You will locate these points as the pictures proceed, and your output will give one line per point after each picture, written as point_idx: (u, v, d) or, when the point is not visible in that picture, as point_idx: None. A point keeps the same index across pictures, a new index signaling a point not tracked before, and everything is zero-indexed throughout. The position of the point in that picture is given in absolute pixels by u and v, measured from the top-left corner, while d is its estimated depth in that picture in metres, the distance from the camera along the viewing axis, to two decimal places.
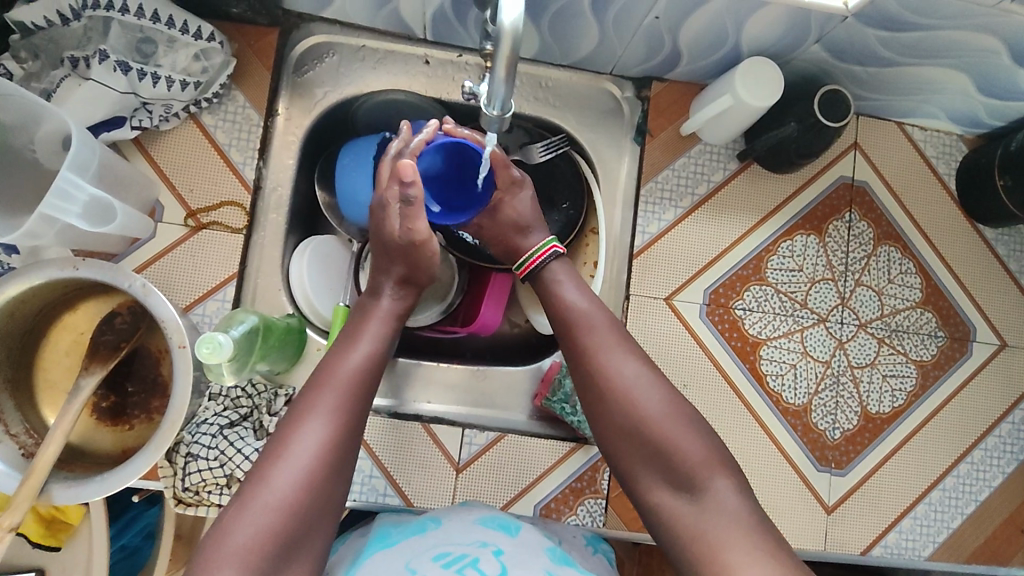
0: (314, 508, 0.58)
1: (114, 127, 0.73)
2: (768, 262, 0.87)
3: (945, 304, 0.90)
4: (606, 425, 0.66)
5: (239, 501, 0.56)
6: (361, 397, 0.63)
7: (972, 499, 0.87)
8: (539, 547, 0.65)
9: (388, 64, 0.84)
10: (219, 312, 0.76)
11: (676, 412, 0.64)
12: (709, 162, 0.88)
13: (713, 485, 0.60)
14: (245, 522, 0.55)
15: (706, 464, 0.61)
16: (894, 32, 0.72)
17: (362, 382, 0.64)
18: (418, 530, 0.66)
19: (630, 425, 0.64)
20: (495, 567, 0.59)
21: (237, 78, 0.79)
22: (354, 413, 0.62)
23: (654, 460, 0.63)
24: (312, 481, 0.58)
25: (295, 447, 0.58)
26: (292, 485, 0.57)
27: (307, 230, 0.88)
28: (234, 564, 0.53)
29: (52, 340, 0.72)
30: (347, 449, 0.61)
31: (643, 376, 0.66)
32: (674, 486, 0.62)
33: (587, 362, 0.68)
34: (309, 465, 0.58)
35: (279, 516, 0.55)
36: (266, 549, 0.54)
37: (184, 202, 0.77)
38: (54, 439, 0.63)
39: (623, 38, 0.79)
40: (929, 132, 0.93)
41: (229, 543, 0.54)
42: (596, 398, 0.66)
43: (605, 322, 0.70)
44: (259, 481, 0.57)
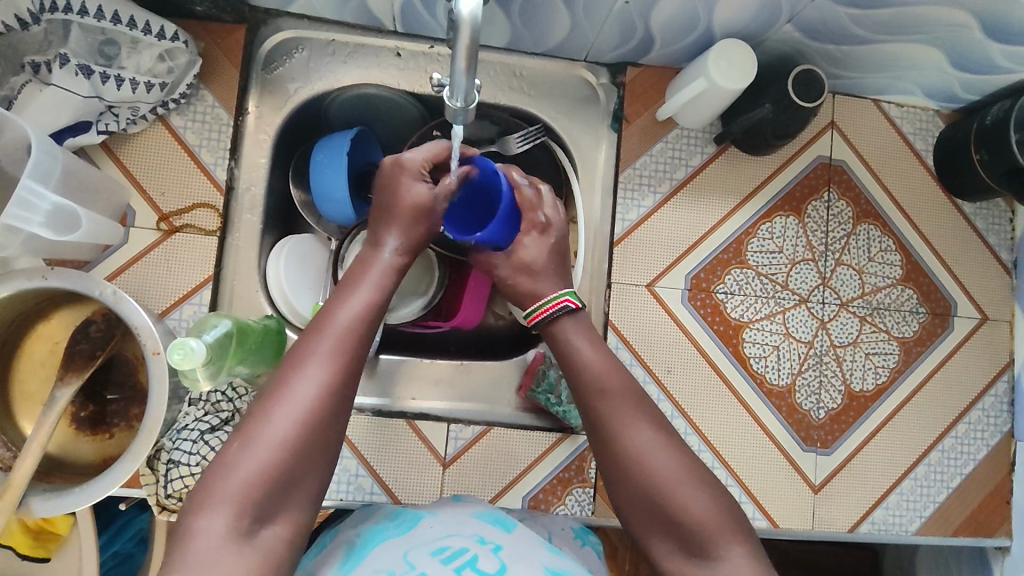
0: (313, 450, 0.56)
1: (80, 132, 0.72)
2: (748, 245, 0.87)
3: (925, 280, 0.90)
4: (621, 488, 0.63)
5: (237, 441, 0.55)
6: (362, 343, 0.61)
7: (958, 473, 0.88)
8: (535, 542, 0.65)
9: (359, 58, 0.83)
10: (195, 315, 0.75)
11: (694, 479, 0.61)
12: (687, 146, 0.88)
13: (728, 552, 0.58)
14: (242, 463, 0.54)
15: (723, 530, 0.59)
16: (864, 10, 0.71)
17: (362, 327, 0.62)
18: (415, 523, 0.66)
19: (647, 496, 0.61)
20: (494, 564, 0.58)
21: (204, 77, 0.78)
22: (354, 355, 0.60)
23: (671, 529, 0.60)
24: (310, 422, 0.56)
25: (293, 390, 0.57)
26: (290, 425, 0.55)
27: (284, 229, 0.87)
28: (231, 504, 0.52)
29: (26, 351, 0.71)
30: (347, 393, 0.59)
31: (661, 444, 0.62)
32: (689, 553, 0.59)
33: (602, 427, 0.64)
34: (307, 408, 0.56)
35: (276, 456, 0.54)
36: (262, 489, 0.53)
37: (155, 206, 0.76)
38: (30, 451, 0.63)
39: (595, 24, 0.78)
40: (905, 109, 0.93)
41: (226, 481, 0.53)
42: (614, 463, 0.63)
43: (618, 379, 0.66)
44: (256, 422, 0.56)
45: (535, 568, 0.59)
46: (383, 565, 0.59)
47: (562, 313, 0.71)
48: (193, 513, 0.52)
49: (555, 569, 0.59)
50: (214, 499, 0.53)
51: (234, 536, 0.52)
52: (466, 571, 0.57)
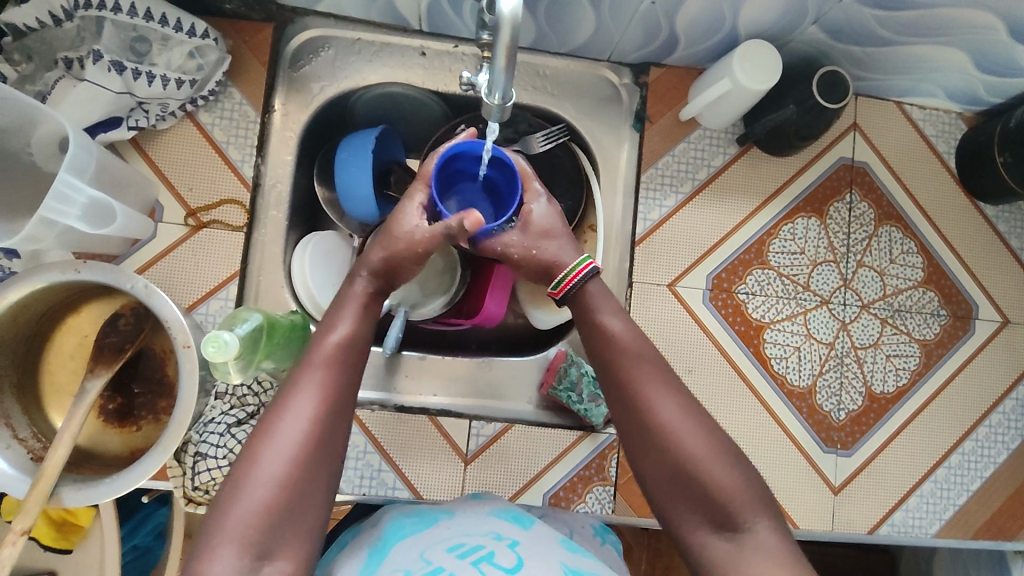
0: (310, 484, 0.57)
1: (111, 128, 0.72)
2: (770, 246, 0.87)
3: (947, 283, 0.90)
4: (646, 462, 0.63)
5: (232, 481, 0.56)
6: (347, 375, 0.62)
7: (978, 476, 0.88)
8: (552, 539, 0.65)
9: (384, 56, 0.84)
10: (222, 310, 0.76)
11: (720, 453, 0.61)
12: (709, 147, 0.88)
13: (754, 526, 0.58)
14: (240, 502, 0.54)
15: (750, 505, 0.59)
16: (891, 11, 0.71)
17: (349, 357, 0.63)
18: (432, 522, 0.66)
19: (674, 469, 0.61)
20: (511, 559, 0.59)
21: (232, 75, 0.79)
22: (339, 388, 0.61)
23: (699, 502, 0.60)
24: (302, 460, 0.57)
25: (283, 427, 0.57)
26: (283, 463, 0.56)
27: (308, 226, 0.87)
28: (233, 542, 0.53)
29: (57, 343, 0.72)
30: (338, 425, 0.60)
31: (687, 418, 0.62)
32: (717, 527, 0.59)
33: (634, 398, 0.64)
34: (298, 445, 0.57)
35: (274, 494, 0.55)
36: (262, 527, 0.54)
37: (183, 201, 0.76)
38: (62, 442, 0.64)
39: (620, 24, 0.78)
40: (928, 111, 0.93)
41: (226, 521, 0.54)
42: (639, 438, 0.63)
43: (648, 355, 0.66)
44: (249, 462, 0.56)
45: (552, 565, 0.59)
46: (401, 564, 0.60)
47: (591, 275, 0.70)
48: (196, 555, 0.52)
49: (572, 567, 0.60)
50: (215, 539, 0.53)
51: (237, 573, 0.52)
52: (482, 566, 0.57)
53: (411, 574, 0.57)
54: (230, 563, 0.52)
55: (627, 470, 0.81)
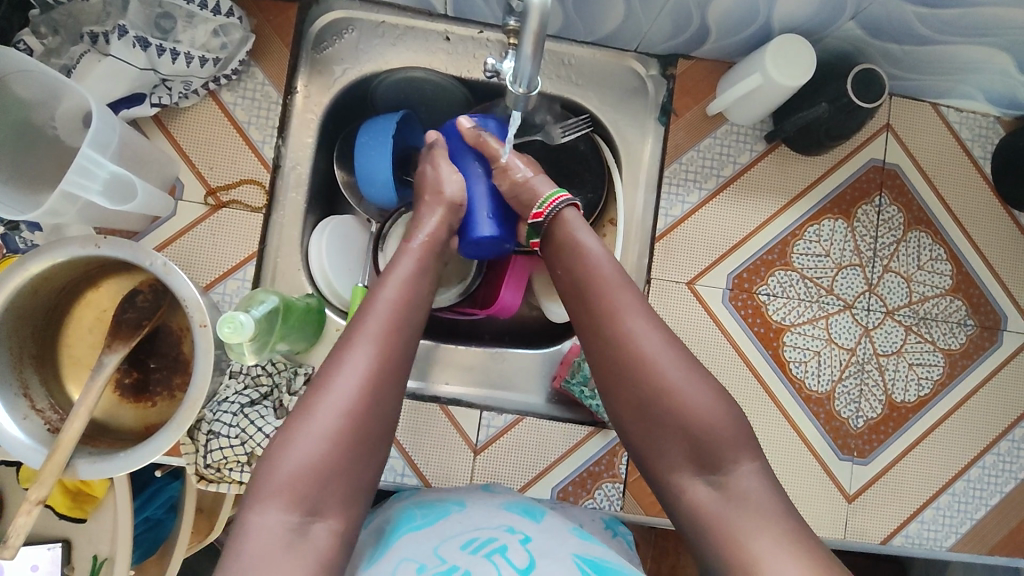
0: (361, 440, 0.59)
1: (134, 104, 0.72)
2: (794, 247, 0.85)
3: (976, 292, 0.88)
4: (624, 398, 0.64)
5: (286, 432, 0.58)
6: (403, 329, 0.64)
7: (997, 491, 0.86)
8: (564, 528, 0.66)
9: (407, 40, 0.83)
10: (239, 291, 0.76)
11: (699, 386, 0.63)
12: (735, 143, 0.86)
13: (736, 469, 0.60)
14: (290, 455, 0.57)
15: (734, 446, 0.61)
16: (934, 9, 0.69)
17: (402, 313, 0.64)
18: (444, 514, 0.66)
19: (653, 403, 0.62)
20: (523, 555, 0.59)
21: (256, 54, 0.78)
22: (396, 346, 0.63)
23: (678, 438, 0.62)
24: (354, 417, 0.59)
25: (339, 379, 0.60)
26: (336, 417, 0.58)
27: (326, 209, 0.87)
28: (286, 494, 0.56)
29: (76, 316, 0.73)
30: (390, 381, 0.61)
31: (668, 350, 0.63)
32: (699, 469, 0.61)
33: (608, 330, 0.65)
34: (349, 402, 0.59)
35: (324, 449, 0.57)
36: (310, 484, 0.57)
37: (203, 179, 0.76)
38: (79, 414, 0.64)
39: (650, 14, 0.76)
40: (964, 114, 0.90)
41: (279, 472, 0.56)
42: (616, 369, 0.64)
43: (625, 290, 0.66)
44: (304, 415, 0.59)
45: (566, 559, 0.59)
46: (413, 556, 0.59)
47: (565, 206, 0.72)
48: (249, 505, 0.56)
49: (585, 559, 0.60)
50: (265, 491, 0.56)
51: (288, 528, 0.55)
52: (495, 559, 0.58)
53: (424, 570, 0.57)
54: (281, 518, 0.55)
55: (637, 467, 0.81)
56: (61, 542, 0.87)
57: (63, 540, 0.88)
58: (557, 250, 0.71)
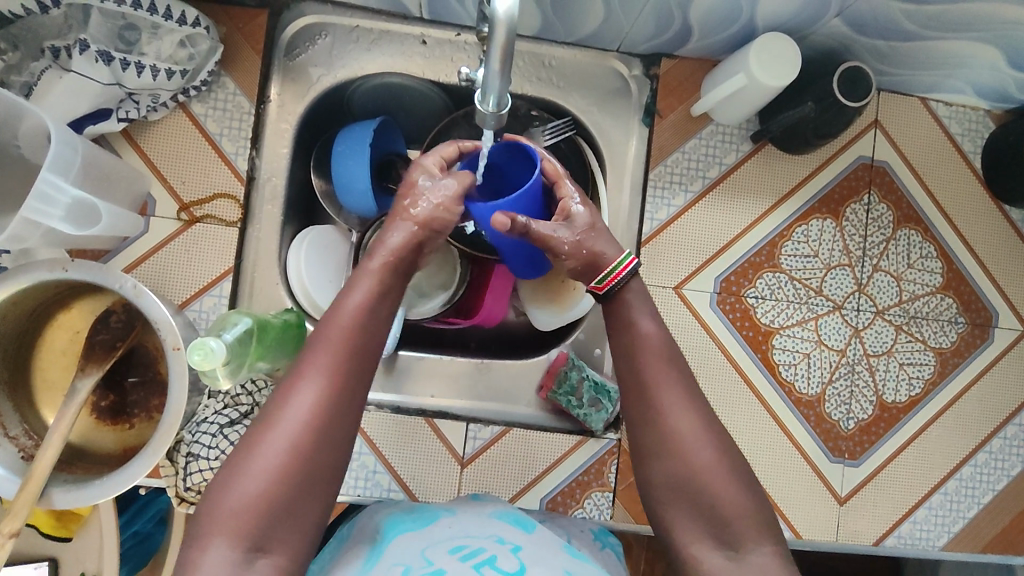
0: (306, 475, 0.56)
1: (100, 120, 0.70)
2: (782, 248, 0.84)
3: (966, 289, 0.87)
4: (651, 466, 0.62)
5: (229, 468, 0.56)
6: (358, 358, 0.60)
7: (990, 489, 0.85)
8: (554, 544, 0.63)
9: (383, 45, 0.80)
10: (216, 308, 0.75)
11: (731, 467, 0.61)
12: (721, 143, 0.84)
13: (756, 548, 0.58)
14: (236, 488, 0.54)
15: (756, 527, 0.59)
16: (919, 5, 0.67)
17: (361, 340, 0.61)
18: (433, 519, 0.65)
19: (681, 478, 0.60)
20: (513, 563, 0.57)
21: (226, 63, 0.76)
22: (349, 376, 0.59)
23: (699, 515, 0.60)
24: (300, 450, 0.56)
25: (286, 412, 0.57)
26: (280, 452, 0.55)
27: (305, 220, 0.85)
28: (227, 530, 0.53)
29: (48, 339, 0.71)
30: (344, 412, 0.58)
31: (702, 428, 0.61)
32: (720, 545, 0.58)
33: (648, 400, 0.63)
34: (297, 435, 0.56)
35: (268, 486, 0.55)
36: (256, 519, 0.54)
37: (175, 195, 0.75)
38: (51, 443, 0.63)
39: (630, 14, 0.74)
40: (954, 108, 0.88)
41: (223, 506, 0.54)
42: (651, 439, 0.62)
43: (670, 358, 0.64)
44: (250, 448, 0.56)
45: (555, 573, 0.57)
46: (401, 560, 0.58)
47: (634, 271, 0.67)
48: (194, 543, 0.53)
49: (575, 574, 0.58)
50: (210, 526, 0.54)
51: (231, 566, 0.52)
52: (486, 569, 0.56)
53: (410, 572, 0.56)
54: (223, 555, 0.52)
55: (627, 475, 0.80)
56: (47, 561, 0.86)
57: (50, 559, 0.87)
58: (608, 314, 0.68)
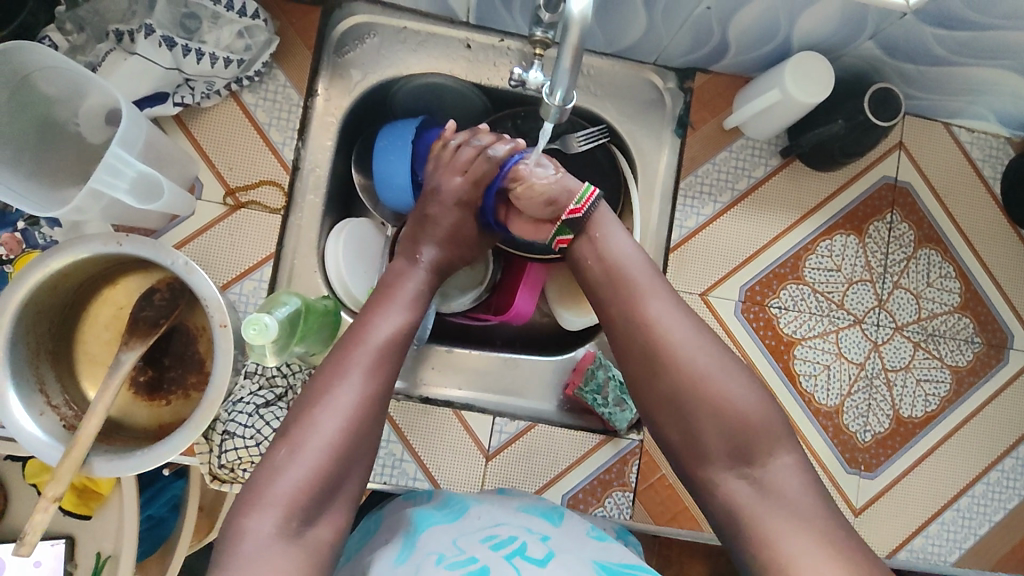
0: (353, 457, 0.59)
1: (158, 103, 0.72)
2: (806, 261, 0.86)
3: (984, 311, 0.89)
4: (664, 404, 0.64)
5: (285, 447, 0.57)
6: (398, 358, 0.64)
7: (1001, 507, 0.86)
8: (583, 534, 0.65)
9: (429, 46, 0.83)
10: (255, 291, 0.77)
11: (728, 371, 0.63)
12: (750, 157, 0.87)
13: (769, 459, 0.60)
14: (290, 465, 0.56)
15: (763, 430, 0.61)
16: (951, 31, 0.70)
17: (398, 342, 0.64)
18: (463, 511, 0.65)
19: (697, 409, 0.62)
20: (541, 551, 0.59)
21: (278, 56, 0.79)
22: (389, 371, 0.63)
23: (711, 426, 0.61)
24: (351, 433, 0.59)
25: (336, 397, 0.59)
26: (333, 433, 0.58)
27: (342, 211, 0.87)
28: (283, 503, 0.55)
29: (91, 313, 0.73)
30: (384, 404, 0.62)
31: (709, 355, 0.63)
32: (732, 461, 0.61)
33: (637, 318, 0.65)
34: (345, 419, 0.59)
35: (322, 464, 0.57)
36: (307, 496, 0.56)
37: (223, 179, 0.77)
38: (95, 412, 0.64)
39: (671, 27, 0.77)
40: (976, 134, 0.91)
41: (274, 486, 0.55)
42: (645, 356, 0.64)
43: (650, 275, 0.67)
44: (302, 428, 0.58)
45: (586, 563, 0.58)
46: (434, 547, 0.59)
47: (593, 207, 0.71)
48: (242, 514, 0.55)
49: (604, 563, 0.59)
50: (264, 500, 0.55)
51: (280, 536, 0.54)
52: (515, 560, 0.57)
53: (443, 560, 0.57)
54: (275, 526, 0.54)
55: (647, 476, 0.81)
56: (64, 539, 0.87)
57: (66, 536, 0.87)
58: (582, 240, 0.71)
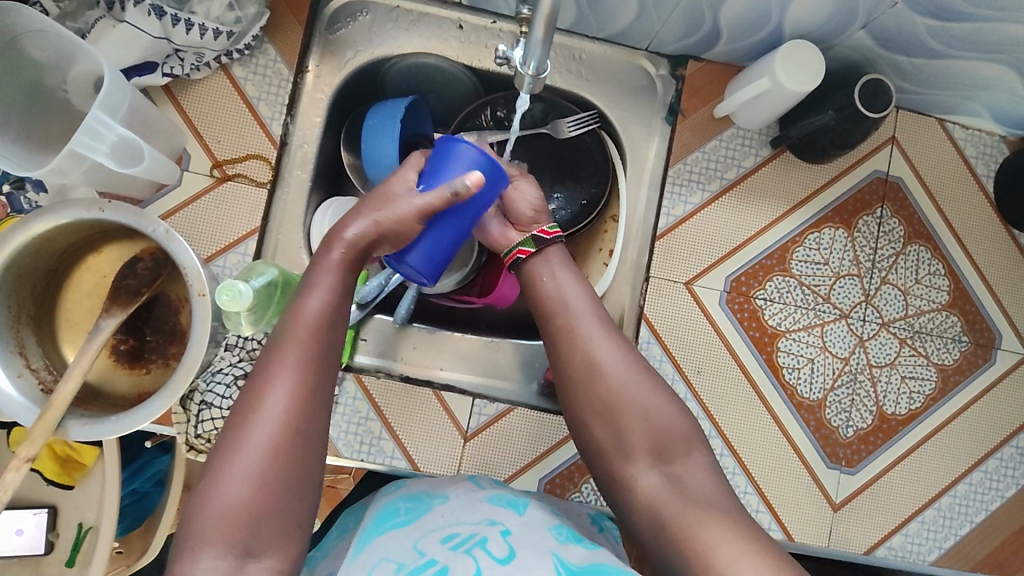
0: (291, 471, 0.55)
1: (146, 72, 0.73)
2: (793, 253, 0.86)
3: (972, 309, 0.88)
4: (578, 407, 0.66)
5: (211, 474, 0.54)
6: (325, 354, 0.60)
7: (983, 508, 0.86)
8: (547, 527, 0.63)
9: (421, 26, 0.83)
10: (239, 264, 0.77)
11: (648, 381, 0.66)
12: (740, 147, 0.86)
13: (689, 460, 0.63)
14: (222, 492, 0.53)
15: (687, 438, 0.64)
16: (944, 22, 0.70)
17: (322, 337, 0.60)
18: (425, 508, 0.64)
19: (607, 406, 0.64)
20: (502, 549, 0.58)
21: (269, 31, 0.79)
22: (316, 368, 0.59)
23: (636, 435, 0.63)
24: (285, 445, 0.56)
25: (261, 409, 0.56)
26: (263, 450, 0.55)
27: (331, 189, 0.87)
28: (221, 533, 0.52)
29: (74, 280, 0.74)
30: (318, 404, 0.58)
31: (622, 358, 0.66)
32: (654, 462, 0.63)
33: (568, 334, 0.67)
34: (275, 431, 0.55)
35: (259, 485, 0.54)
36: (245, 523, 0.53)
37: (210, 152, 0.77)
38: (72, 376, 0.65)
39: (662, 13, 0.77)
40: (970, 131, 0.90)
41: (208, 517, 0.53)
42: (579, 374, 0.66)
43: (577, 288, 0.70)
44: (228, 450, 0.55)
45: (545, 559, 0.57)
46: (392, 553, 0.59)
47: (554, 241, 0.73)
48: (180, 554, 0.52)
49: (565, 560, 0.57)
50: (200, 536, 0.52)
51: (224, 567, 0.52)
52: (474, 552, 0.57)
53: (402, 569, 0.56)
54: (215, 558, 0.52)
55: None
56: (47, 508, 0.87)
57: (49, 506, 0.87)
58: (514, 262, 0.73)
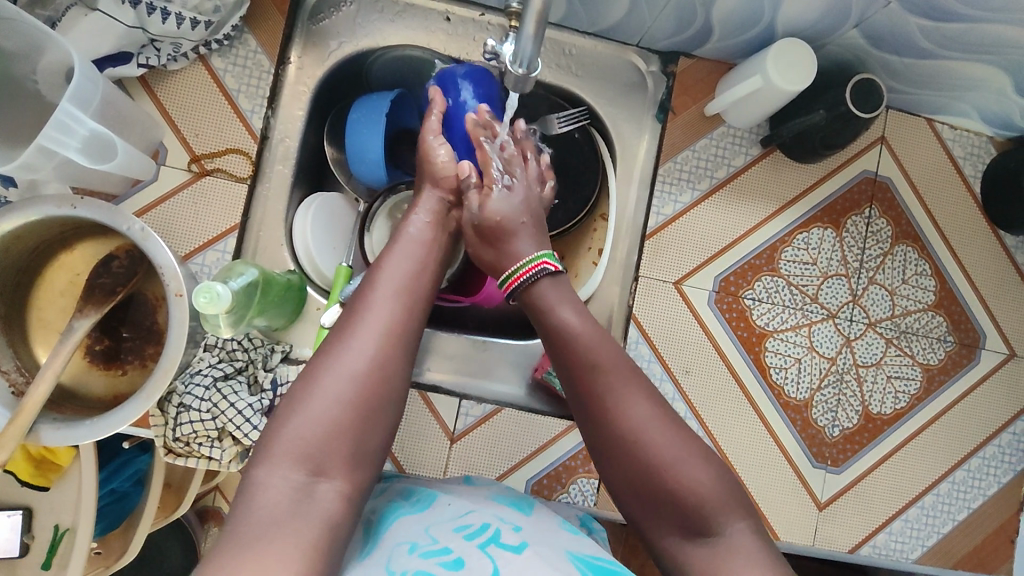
0: (371, 400, 0.57)
1: (121, 63, 0.70)
2: (782, 253, 0.85)
3: (957, 309, 0.88)
4: (612, 476, 0.62)
5: (292, 398, 0.56)
6: (411, 305, 0.64)
7: (966, 506, 0.86)
8: (554, 523, 0.62)
9: (407, 18, 0.81)
10: (218, 262, 0.75)
11: (687, 450, 0.59)
12: (731, 146, 0.86)
13: (728, 530, 0.56)
14: (304, 411, 0.55)
15: (727, 507, 0.57)
16: (937, 23, 0.69)
17: (408, 293, 0.64)
18: (434, 501, 0.62)
19: (639, 480, 0.59)
20: (516, 540, 0.56)
21: (250, 21, 0.77)
22: (406, 316, 0.62)
23: (670, 511, 0.58)
24: (370, 377, 0.57)
25: (352, 344, 0.58)
26: (348, 378, 0.57)
27: (314, 184, 0.85)
28: (295, 449, 0.53)
29: (46, 279, 0.71)
30: (404, 348, 0.61)
31: (655, 425, 0.60)
32: (689, 536, 0.57)
33: (595, 402, 0.62)
34: (364, 363, 0.58)
35: (337, 411, 0.55)
36: (321, 441, 0.54)
37: (187, 146, 0.75)
38: (44, 379, 0.62)
39: (654, 9, 0.75)
40: (958, 131, 0.90)
41: (288, 432, 0.54)
42: (608, 446, 0.61)
43: (606, 346, 0.63)
44: (315, 375, 0.57)
45: (561, 553, 0.55)
46: (405, 538, 0.56)
47: (541, 275, 0.69)
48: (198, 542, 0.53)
49: (577, 554, 0.56)
50: (277, 450, 0.53)
51: (293, 485, 0.52)
52: (490, 548, 0.54)
53: (416, 550, 0.54)
54: (290, 474, 0.52)
55: None
56: (22, 509, 0.84)
57: (25, 507, 0.84)
58: (532, 314, 0.68)
